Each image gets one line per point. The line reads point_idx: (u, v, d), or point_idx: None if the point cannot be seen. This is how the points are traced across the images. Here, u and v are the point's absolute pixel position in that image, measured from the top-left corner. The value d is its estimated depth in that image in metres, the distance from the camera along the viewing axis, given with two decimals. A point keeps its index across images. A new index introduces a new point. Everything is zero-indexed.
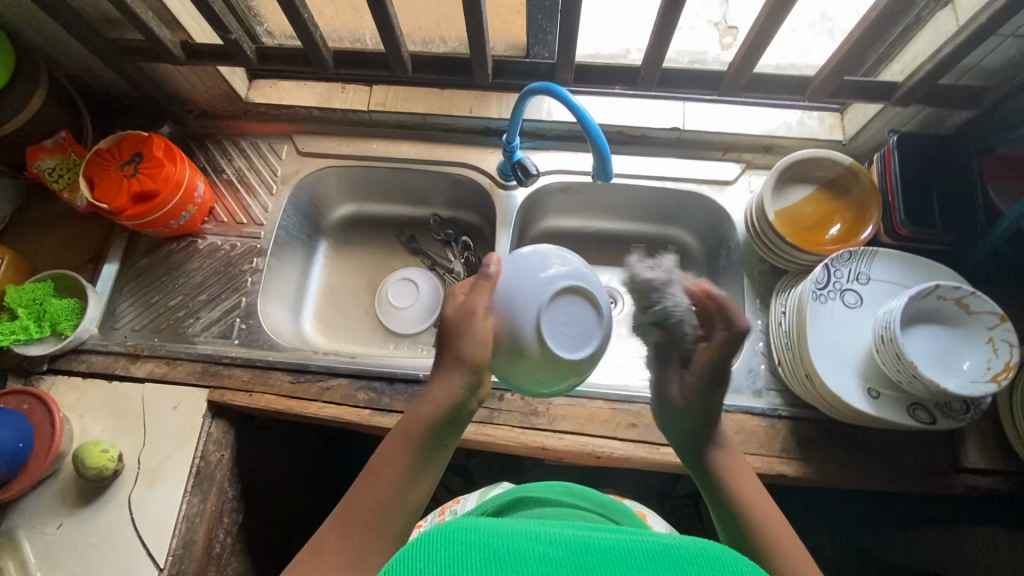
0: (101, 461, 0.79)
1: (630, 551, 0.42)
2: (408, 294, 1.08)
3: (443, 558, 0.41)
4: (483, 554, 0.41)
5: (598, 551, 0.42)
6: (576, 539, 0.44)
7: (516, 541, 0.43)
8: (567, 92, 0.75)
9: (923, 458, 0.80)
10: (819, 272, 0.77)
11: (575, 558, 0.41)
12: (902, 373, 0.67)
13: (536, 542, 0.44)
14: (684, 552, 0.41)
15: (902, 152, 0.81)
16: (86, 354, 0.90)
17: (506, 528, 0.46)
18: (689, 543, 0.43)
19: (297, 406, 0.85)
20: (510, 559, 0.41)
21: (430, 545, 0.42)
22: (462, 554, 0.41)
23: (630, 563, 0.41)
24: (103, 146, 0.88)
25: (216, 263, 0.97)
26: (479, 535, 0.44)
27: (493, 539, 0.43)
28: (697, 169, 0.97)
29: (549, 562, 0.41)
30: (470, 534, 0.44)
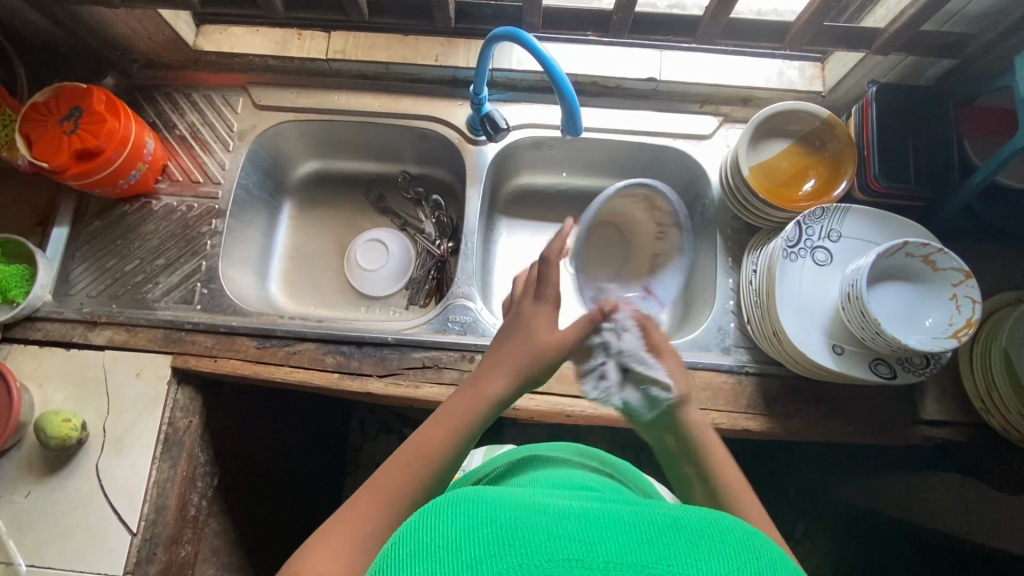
0: (63, 431, 0.77)
1: (645, 527, 0.37)
2: (381, 256, 1.06)
3: (446, 535, 0.37)
4: (491, 529, 0.37)
5: (611, 525, 0.37)
6: (589, 512, 0.39)
7: (528, 512, 0.39)
8: (533, 39, 0.71)
9: (883, 412, 0.82)
10: (790, 229, 0.77)
11: (585, 533, 0.36)
12: (866, 331, 0.68)
13: (546, 515, 0.38)
14: (697, 526, 0.38)
15: (880, 104, 0.79)
16: (41, 322, 0.87)
17: (516, 501, 0.41)
18: (699, 516, 0.38)
19: (263, 371, 0.83)
20: (520, 536, 0.36)
21: (435, 521, 0.39)
22: (470, 529, 0.37)
23: (640, 538, 0.36)
24: (38, 100, 0.81)
25: (173, 225, 0.92)
26: (489, 508, 0.39)
27: (501, 512, 0.39)
28: (674, 123, 0.95)
29: (557, 538, 0.36)
30: (475, 506, 0.40)
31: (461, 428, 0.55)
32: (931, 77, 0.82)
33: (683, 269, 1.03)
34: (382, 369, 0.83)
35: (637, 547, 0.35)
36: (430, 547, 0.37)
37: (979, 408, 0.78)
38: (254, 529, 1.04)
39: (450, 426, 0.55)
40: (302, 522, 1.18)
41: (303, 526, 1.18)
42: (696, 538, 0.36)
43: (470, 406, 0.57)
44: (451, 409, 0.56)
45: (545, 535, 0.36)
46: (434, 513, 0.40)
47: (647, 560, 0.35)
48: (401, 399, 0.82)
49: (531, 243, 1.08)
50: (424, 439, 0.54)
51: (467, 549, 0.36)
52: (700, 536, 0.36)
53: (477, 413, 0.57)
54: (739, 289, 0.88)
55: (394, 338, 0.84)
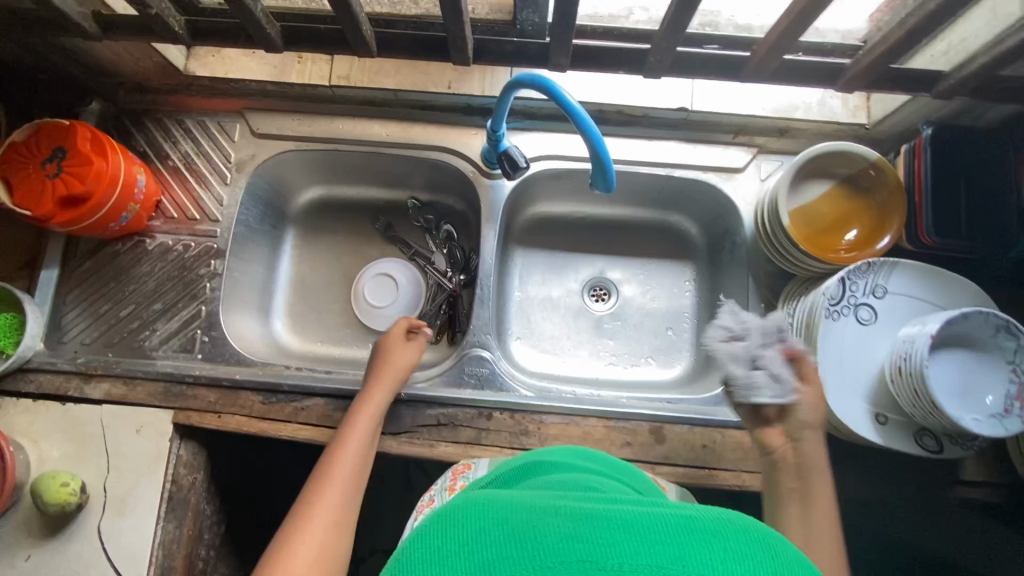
0: (61, 496, 0.74)
1: (662, 527, 0.32)
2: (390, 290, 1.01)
3: (450, 541, 0.33)
4: (493, 536, 0.32)
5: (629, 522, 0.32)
6: (603, 510, 0.34)
7: (534, 513, 0.34)
8: (566, 92, 0.64)
9: (920, 472, 0.78)
10: (832, 286, 0.72)
11: (601, 536, 0.31)
12: (918, 407, 0.63)
13: (557, 513, 0.33)
14: (719, 526, 0.32)
15: (937, 149, 0.73)
16: (33, 373, 0.82)
17: (525, 501, 0.36)
18: (719, 514, 0.33)
19: (270, 428, 0.79)
20: (529, 537, 0.31)
21: (441, 523, 0.34)
22: (471, 534, 0.33)
23: (655, 539, 0.31)
24: (18, 138, 0.74)
25: (169, 267, 0.86)
26: (494, 511, 0.34)
27: (507, 514, 0.34)
28: (704, 155, 0.88)
29: (568, 543, 0.31)
30: (482, 506, 0.35)
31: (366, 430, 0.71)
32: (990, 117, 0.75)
33: (709, 305, 0.98)
34: (395, 427, 0.79)
35: (654, 550, 0.30)
36: (430, 561, 0.32)
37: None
38: None
39: (360, 430, 0.70)
40: None
41: None
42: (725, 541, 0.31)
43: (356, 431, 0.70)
44: (350, 424, 0.71)
45: (557, 535, 0.31)
46: (439, 515, 0.35)
47: (664, 561, 0.30)
48: (415, 458, 0.78)
49: (548, 276, 1.02)
50: (344, 448, 0.68)
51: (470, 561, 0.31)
52: (724, 539, 0.31)
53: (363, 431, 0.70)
54: None
55: (407, 394, 0.79)
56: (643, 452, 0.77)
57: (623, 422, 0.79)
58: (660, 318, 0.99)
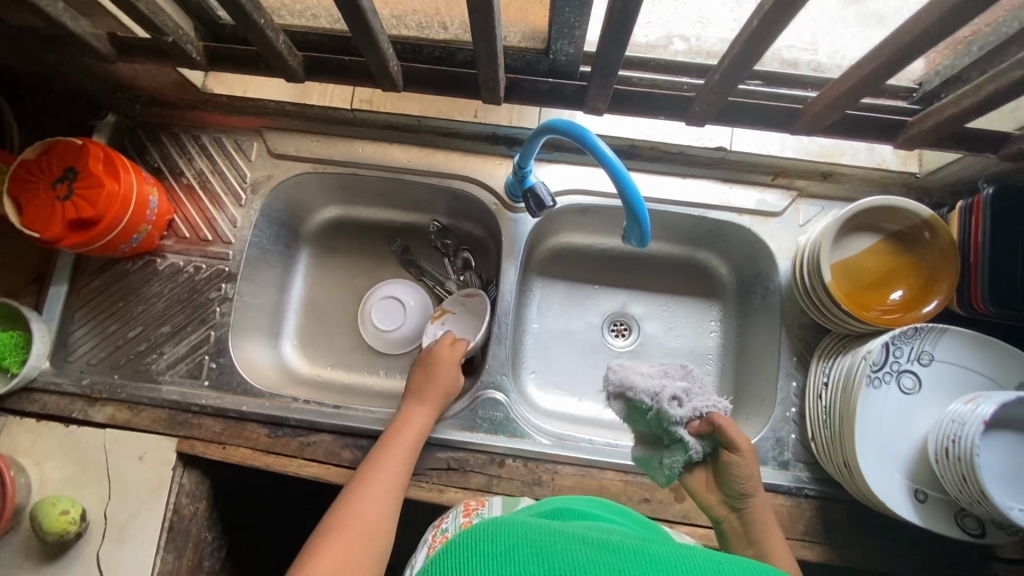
0: (61, 525, 0.72)
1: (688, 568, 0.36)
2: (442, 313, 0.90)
3: (488, 553, 0.37)
4: (532, 553, 0.37)
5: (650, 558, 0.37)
6: (631, 545, 0.39)
7: (567, 541, 0.38)
8: (601, 142, 0.60)
9: (957, 547, 0.74)
10: (875, 352, 0.67)
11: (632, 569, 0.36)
12: (963, 493, 0.59)
13: (583, 543, 0.38)
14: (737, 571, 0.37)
15: (996, 212, 0.67)
16: (38, 393, 0.80)
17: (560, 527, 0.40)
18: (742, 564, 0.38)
19: (275, 463, 0.76)
20: (558, 560, 0.36)
21: (476, 539, 0.39)
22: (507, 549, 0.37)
23: None
24: (29, 157, 0.72)
25: (179, 289, 0.84)
26: (527, 530, 0.39)
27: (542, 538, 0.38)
28: (740, 196, 0.84)
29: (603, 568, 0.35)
30: (511, 525, 0.40)
31: (416, 434, 0.73)
32: None
33: (735, 349, 0.93)
34: None
35: None
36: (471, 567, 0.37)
37: None
38: None
39: (413, 432, 0.73)
40: None
41: None
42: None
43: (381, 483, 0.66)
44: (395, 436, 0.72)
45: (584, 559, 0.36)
46: (478, 529, 0.40)
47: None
48: (422, 502, 0.75)
49: (566, 309, 0.99)
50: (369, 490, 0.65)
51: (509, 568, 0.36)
52: None
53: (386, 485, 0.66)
54: (804, 396, 0.78)
55: None
56: (662, 510, 0.74)
57: (641, 477, 0.75)
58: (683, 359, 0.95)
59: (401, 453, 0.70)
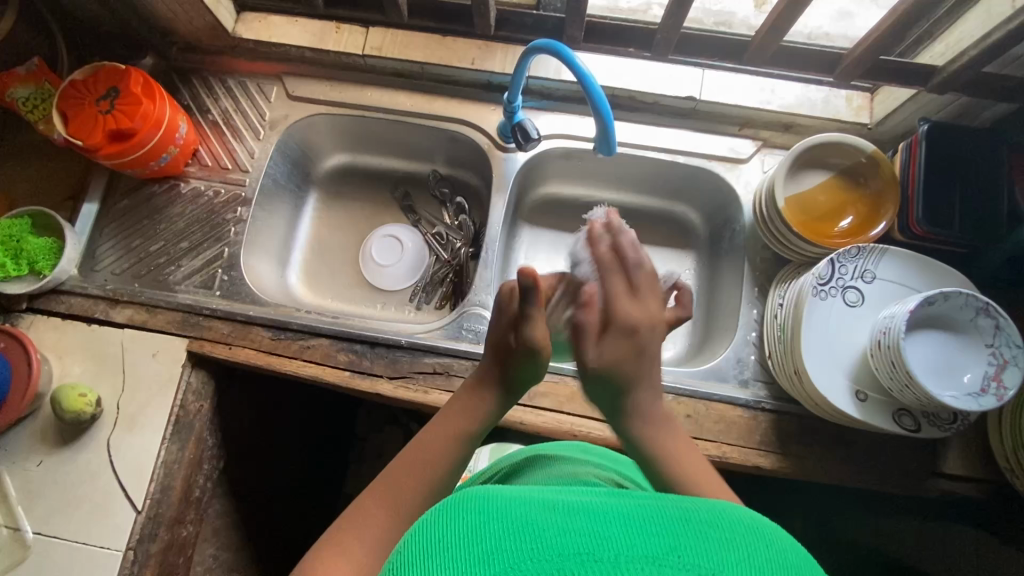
0: (78, 406, 0.79)
1: (656, 518, 0.34)
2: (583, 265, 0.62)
3: (458, 531, 0.34)
4: (502, 524, 0.33)
5: (617, 513, 0.34)
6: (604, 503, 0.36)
7: (533, 504, 0.35)
8: (579, 61, 0.69)
9: (902, 461, 0.79)
10: (822, 267, 0.74)
11: (599, 527, 0.33)
12: (894, 381, 0.65)
13: (551, 505, 0.35)
14: (715, 520, 0.34)
15: (931, 144, 0.75)
16: (65, 295, 0.88)
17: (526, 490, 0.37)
18: (710, 507, 0.35)
19: (276, 363, 0.84)
20: (529, 531, 0.33)
21: (443, 517, 0.35)
22: (476, 526, 0.34)
23: (651, 531, 0.33)
24: (78, 78, 0.82)
25: (199, 210, 0.93)
26: (498, 498, 0.36)
27: (511, 504, 0.35)
28: (711, 144, 0.92)
29: (570, 535, 0.32)
30: (482, 496, 0.36)
31: (484, 400, 0.58)
32: (985, 119, 0.78)
33: (706, 293, 1.00)
34: (393, 371, 0.83)
35: (650, 545, 0.32)
36: (436, 551, 0.33)
37: (1004, 469, 0.74)
38: (257, 514, 1.06)
39: (480, 397, 0.59)
40: (305, 508, 1.19)
41: (306, 511, 1.20)
42: (706, 527, 0.33)
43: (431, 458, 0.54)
44: (456, 403, 0.59)
45: (554, 530, 0.33)
46: (444, 506, 0.36)
47: (660, 551, 0.32)
48: (408, 402, 0.82)
49: (551, 256, 1.05)
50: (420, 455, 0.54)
51: (477, 549, 0.33)
52: (711, 528, 0.33)
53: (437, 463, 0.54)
54: (763, 322, 0.85)
55: (407, 341, 0.84)
56: None
57: None
58: None
59: (465, 420, 0.57)
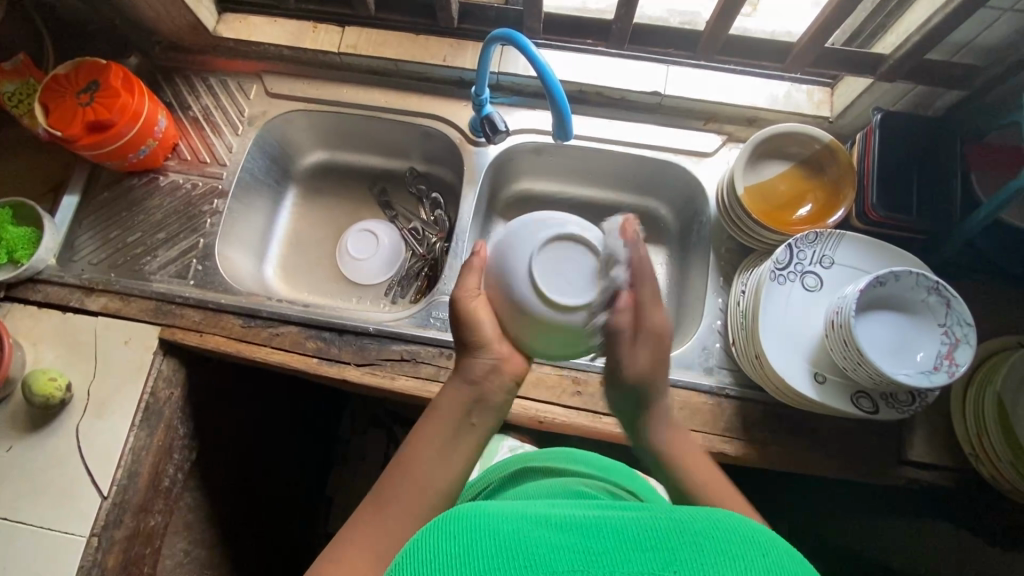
0: (47, 390, 0.80)
1: (643, 532, 0.38)
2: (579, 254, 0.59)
3: (450, 550, 0.38)
4: (495, 542, 0.38)
5: (607, 532, 0.38)
6: (589, 521, 0.40)
7: (524, 525, 0.39)
8: (535, 50, 0.71)
9: (868, 448, 0.79)
10: (780, 252, 0.75)
11: (588, 545, 0.37)
12: (847, 360, 0.65)
13: (542, 527, 0.39)
14: (698, 527, 0.38)
15: (884, 132, 0.77)
16: (42, 284, 0.90)
17: (515, 512, 0.42)
18: (702, 518, 0.38)
19: (245, 349, 0.85)
20: (521, 549, 0.37)
21: (438, 537, 0.39)
22: (470, 543, 0.38)
23: (644, 545, 0.37)
24: (60, 73, 0.85)
25: (176, 202, 0.95)
26: (491, 519, 0.40)
27: (503, 525, 0.39)
28: (677, 138, 0.94)
29: (560, 551, 0.36)
30: (477, 517, 0.40)
31: (459, 395, 0.60)
32: (939, 109, 0.79)
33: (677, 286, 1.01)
34: (361, 358, 0.84)
35: (635, 553, 0.36)
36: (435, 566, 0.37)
37: (969, 454, 0.74)
38: (230, 509, 1.05)
39: (455, 395, 0.60)
40: (282, 506, 1.18)
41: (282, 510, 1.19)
42: (697, 538, 0.37)
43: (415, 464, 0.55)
44: (435, 407, 0.60)
45: (545, 549, 0.37)
46: (438, 526, 0.40)
47: (655, 566, 0.35)
48: (374, 389, 0.82)
49: None
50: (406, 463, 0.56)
51: (473, 564, 0.36)
52: (700, 536, 0.37)
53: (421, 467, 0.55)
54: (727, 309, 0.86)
55: (375, 328, 0.85)
56: (592, 401, 0.80)
57: (574, 372, 0.82)
58: None
59: (447, 421, 0.59)
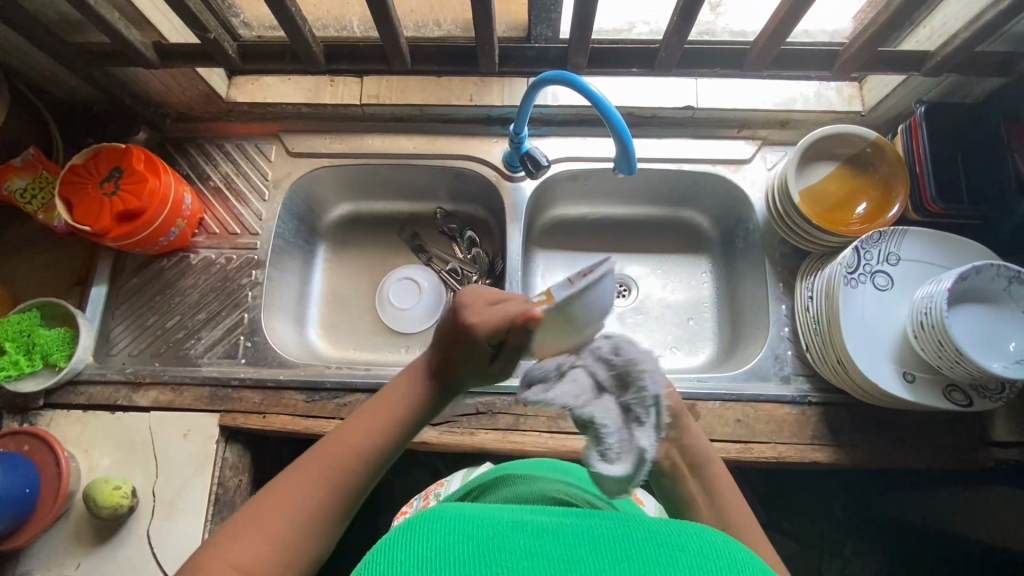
0: (114, 499, 0.76)
1: (627, 543, 0.35)
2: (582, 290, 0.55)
3: (422, 552, 0.35)
4: (467, 548, 0.35)
5: (584, 536, 0.36)
6: (564, 526, 0.37)
7: (504, 528, 0.37)
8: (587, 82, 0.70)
9: (954, 436, 0.80)
10: (848, 255, 0.75)
11: (567, 552, 0.35)
12: (944, 359, 0.66)
13: (520, 529, 0.37)
14: (677, 539, 0.36)
15: (931, 121, 0.78)
16: (84, 385, 0.85)
17: (491, 515, 0.39)
18: (682, 529, 0.37)
19: (314, 425, 0.81)
20: (497, 556, 0.34)
21: (408, 538, 0.36)
22: (442, 548, 0.35)
23: (623, 555, 0.35)
24: (77, 162, 0.81)
25: (212, 279, 0.91)
26: (464, 524, 0.37)
27: (477, 528, 0.36)
28: (713, 149, 0.93)
29: (537, 558, 0.34)
30: (452, 521, 0.37)
31: (414, 386, 0.55)
32: (977, 95, 0.81)
33: (726, 293, 1.00)
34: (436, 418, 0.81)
35: (612, 561, 0.34)
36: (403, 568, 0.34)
37: None
38: None
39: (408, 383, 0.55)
40: None
41: None
42: (677, 550, 0.35)
43: (355, 443, 0.51)
44: (397, 388, 0.55)
45: (523, 558, 0.34)
46: (406, 527, 0.37)
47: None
48: (455, 447, 0.80)
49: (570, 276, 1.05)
50: (348, 438, 0.51)
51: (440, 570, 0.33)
52: (682, 551, 0.35)
53: (357, 449, 0.51)
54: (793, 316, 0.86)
55: None
56: None
57: None
58: (683, 307, 1.01)
59: (399, 408, 0.54)
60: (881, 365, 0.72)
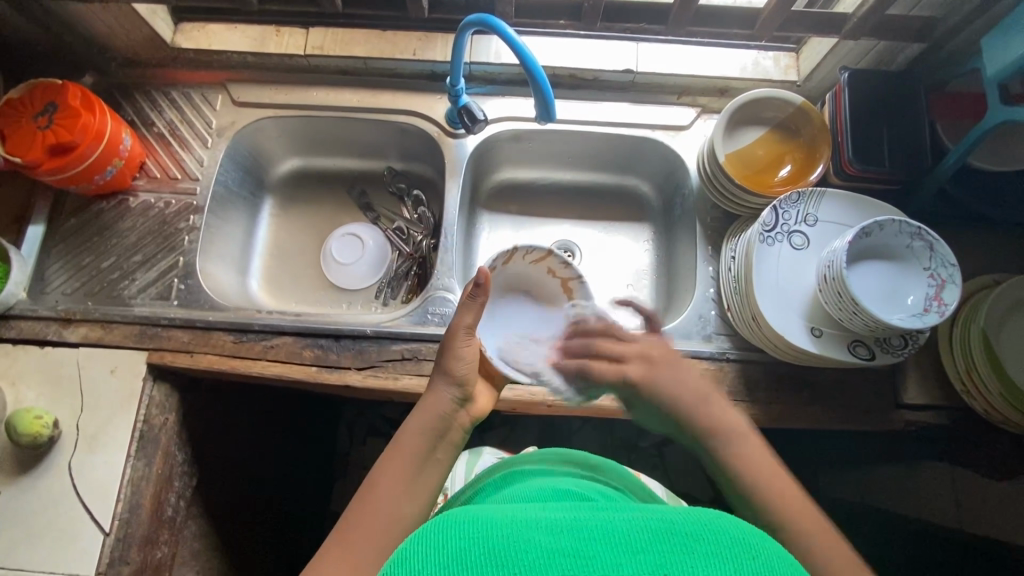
0: (34, 428, 0.76)
1: (638, 536, 0.38)
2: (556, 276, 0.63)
3: (440, 558, 0.38)
4: (484, 547, 0.38)
5: (598, 533, 0.38)
6: (576, 520, 0.40)
7: (516, 527, 0.39)
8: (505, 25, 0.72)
9: (867, 397, 0.81)
10: (767, 215, 0.76)
11: (579, 549, 0.37)
12: (843, 311, 0.67)
13: (535, 528, 0.39)
14: (684, 528, 0.38)
15: (854, 88, 0.79)
16: (15, 320, 0.85)
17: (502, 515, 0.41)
18: (692, 519, 0.39)
19: (240, 365, 0.82)
20: (515, 555, 0.37)
21: (427, 547, 0.39)
22: (461, 553, 0.38)
23: (635, 549, 0.37)
24: (13, 96, 0.81)
25: (150, 222, 0.92)
26: (479, 526, 0.40)
27: (490, 530, 0.39)
28: (653, 114, 0.95)
29: (550, 555, 0.37)
30: (468, 526, 0.40)
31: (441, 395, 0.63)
32: (901, 63, 0.83)
33: (665, 260, 1.02)
34: (361, 362, 0.82)
35: (622, 557, 0.36)
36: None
37: (960, 390, 0.77)
38: (237, 534, 1.02)
39: (422, 418, 0.62)
40: (288, 527, 1.15)
41: (288, 531, 1.16)
42: (688, 541, 0.37)
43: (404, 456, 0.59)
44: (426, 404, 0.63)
45: (541, 554, 0.37)
46: (422, 538, 0.40)
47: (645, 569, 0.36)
48: (379, 392, 0.81)
49: (513, 238, 1.06)
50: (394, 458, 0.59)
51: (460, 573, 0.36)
52: (692, 542, 0.37)
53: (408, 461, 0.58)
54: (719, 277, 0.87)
55: (373, 330, 0.83)
56: None
57: None
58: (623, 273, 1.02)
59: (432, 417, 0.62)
60: (789, 320, 0.74)
